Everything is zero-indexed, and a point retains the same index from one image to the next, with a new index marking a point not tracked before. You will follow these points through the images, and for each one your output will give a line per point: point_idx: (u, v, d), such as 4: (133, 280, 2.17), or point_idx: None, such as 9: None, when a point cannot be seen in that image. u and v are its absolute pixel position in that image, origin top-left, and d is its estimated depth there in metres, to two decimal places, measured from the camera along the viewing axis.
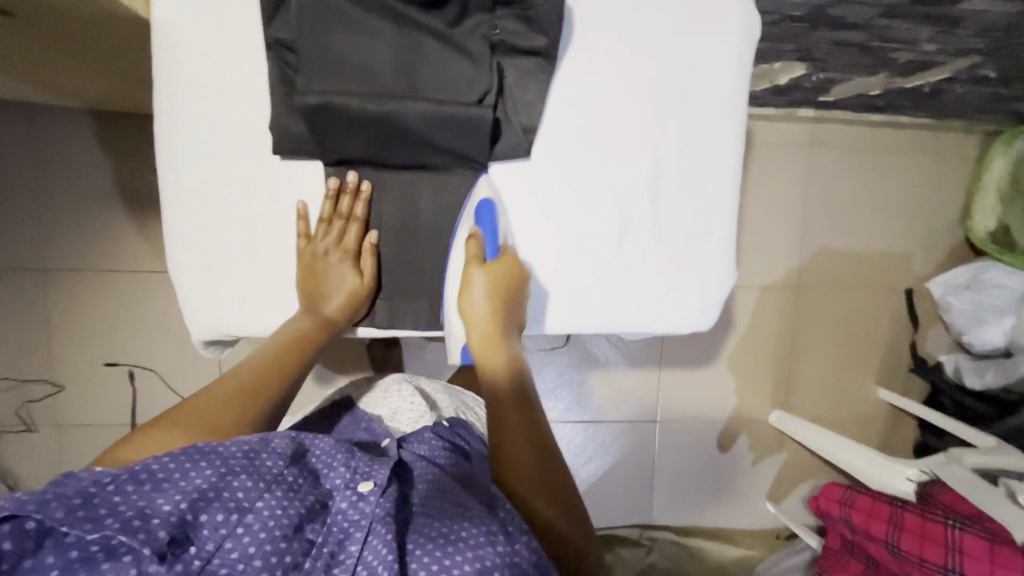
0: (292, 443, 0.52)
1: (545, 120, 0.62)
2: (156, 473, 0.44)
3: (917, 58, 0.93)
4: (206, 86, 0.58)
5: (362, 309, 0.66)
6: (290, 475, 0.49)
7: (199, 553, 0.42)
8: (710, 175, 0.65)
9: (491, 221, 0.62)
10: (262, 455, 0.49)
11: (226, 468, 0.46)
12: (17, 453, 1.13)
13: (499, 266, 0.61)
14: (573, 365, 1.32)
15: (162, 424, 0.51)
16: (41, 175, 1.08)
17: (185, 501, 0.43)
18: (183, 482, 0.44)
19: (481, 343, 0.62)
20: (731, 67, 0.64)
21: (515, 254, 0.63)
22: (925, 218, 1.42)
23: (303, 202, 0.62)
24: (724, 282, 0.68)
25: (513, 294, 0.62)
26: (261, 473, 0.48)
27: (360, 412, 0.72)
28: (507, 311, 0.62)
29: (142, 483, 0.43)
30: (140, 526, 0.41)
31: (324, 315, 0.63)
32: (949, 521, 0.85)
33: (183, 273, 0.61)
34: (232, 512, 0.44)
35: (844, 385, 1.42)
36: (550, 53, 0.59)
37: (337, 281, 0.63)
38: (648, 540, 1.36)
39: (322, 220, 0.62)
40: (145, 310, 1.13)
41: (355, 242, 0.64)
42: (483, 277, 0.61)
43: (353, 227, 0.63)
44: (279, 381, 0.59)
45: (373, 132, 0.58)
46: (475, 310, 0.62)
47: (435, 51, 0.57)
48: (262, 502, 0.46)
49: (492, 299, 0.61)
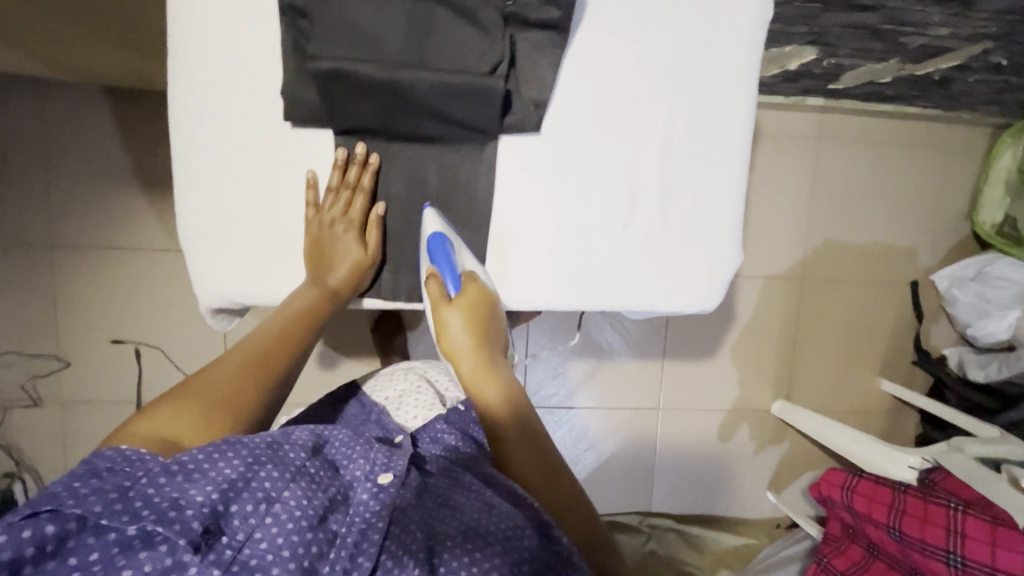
0: (311, 437, 0.53)
1: (556, 94, 0.62)
2: (187, 464, 0.44)
3: (930, 43, 0.92)
4: (219, 53, 0.58)
5: (366, 279, 0.67)
6: (311, 466, 0.50)
7: (230, 543, 0.43)
8: (720, 153, 0.65)
9: (445, 256, 0.61)
10: (285, 447, 0.49)
11: (253, 458, 0.47)
12: (25, 428, 1.14)
13: (465, 297, 0.61)
14: (576, 352, 1.32)
15: (170, 400, 0.51)
16: (49, 146, 1.08)
17: (216, 492, 0.44)
18: (213, 472, 0.45)
19: (472, 376, 0.60)
20: (742, 43, 0.64)
21: (479, 280, 0.63)
22: (932, 210, 1.41)
23: (313, 172, 0.62)
24: (732, 262, 0.68)
25: (487, 317, 0.62)
26: (286, 464, 0.48)
27: (366, 400, 0.73)
28: (487, 340, 0.62)
29: (174, 474, 0.44)
30: (175, 518, 0.42)
31: (328, 287, 0.64)
32: (951, 504, 0.86)
33: (194, 241, 0.61)
34: (260, 502, 0.45)
35: (847, 378, 1.42)
36: (561, 24, 0.59)
37: (342, 251, 0.63)
38: (648, 527, 1.37)
39: (330, 190, 0.62)
40: (152, 287, 1.14)
41: (361, 213, 0.64)
42: (456, 314, 0.61)
43: (360, 197, 0.63)
44: (283, 357, 0.59)
45: (383, 99, 0.57)
46: (458, 348, 0.62)
47: (447, 21, 0.57)
48: (289, 492, 0.46)
49: (471, 330, 0.61)
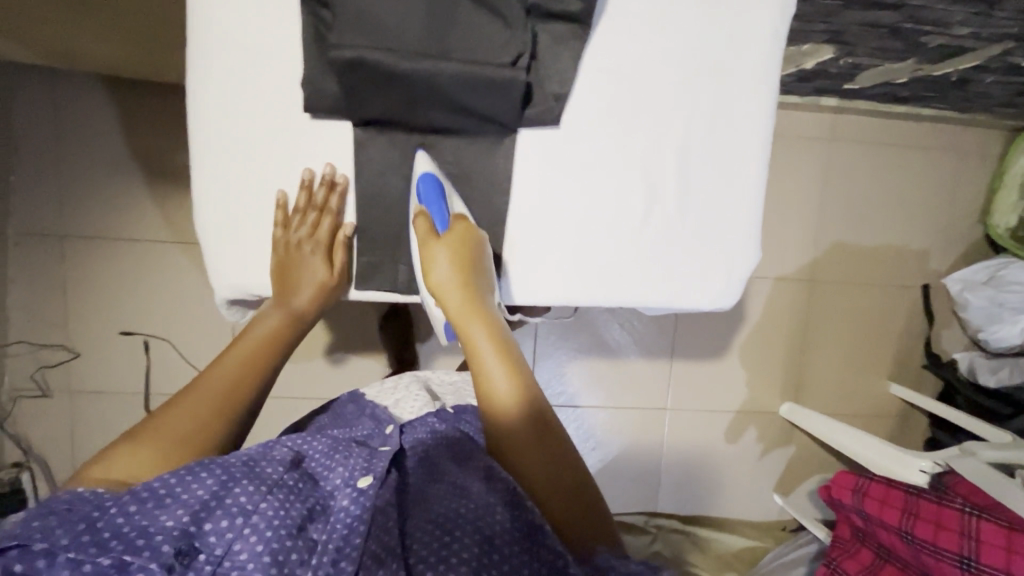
0: (290, 452, 0.56)
1: (576, 89, 0.61)
2: (158, 490, 0.46)
3: (949, 43, 0.91)
4: (238, 42, 0.58)
5: (331, 299, 0.68)
6: (289, 478, 0.52)
7: (208, 558, 0.45)
8: (739, 149, 0.65)
9: (437, 195, 0.61)
10: (261, 463, 0.52)
11: (227, 476, 0.49)
12: (33, 418, 1.14)
13: (454, 234, 0.60)
14: (583, 351, 1.32)
15: (130, 440, 0.52)
16: (63, 135, 1.09)
17: (187, 514, 0.45)
18: (185, 495, 0.47)
19: (458, 310, 0.59)
20: (764, 38, 0.63)
21: (468, 223, 0.61)
22: (946, 212, 1.40)
23: (283, 192, 0.61)
24: (750, 258, 0.68)
25: (477, 259, 0.60)
26: (262, 478, 0.50)
27: (364, 401, 0.73)
28: (476, 281, 0.60)
29: (145, 501, 0.45)
30: (143, 545, 0.43)
31: (295, 309, 0.65)
32: (967, 509, 0.85)
33: (208, 231, 0.61)
34: (236, 516, 0.46)
35: (856, 381, 1.41)
36: (584, 18, 0.59)
37: (309, 273, 0.65)
38: (654, 528, 1.36)
39: (298, 210, 0.62)
40: (163, 279, 1.14)
41: (328, 233, 0.65)
42: (443, 248, 0.59)
43: (327, 218, 0.64)
44: (253, 380, 0.60)
45: (405, 89, 0.57)
46: (444, 285, 0.59)
47: (469, 11, 0.56)
48: (265, 503, 0.48)
49: (458, 268, 0.59)
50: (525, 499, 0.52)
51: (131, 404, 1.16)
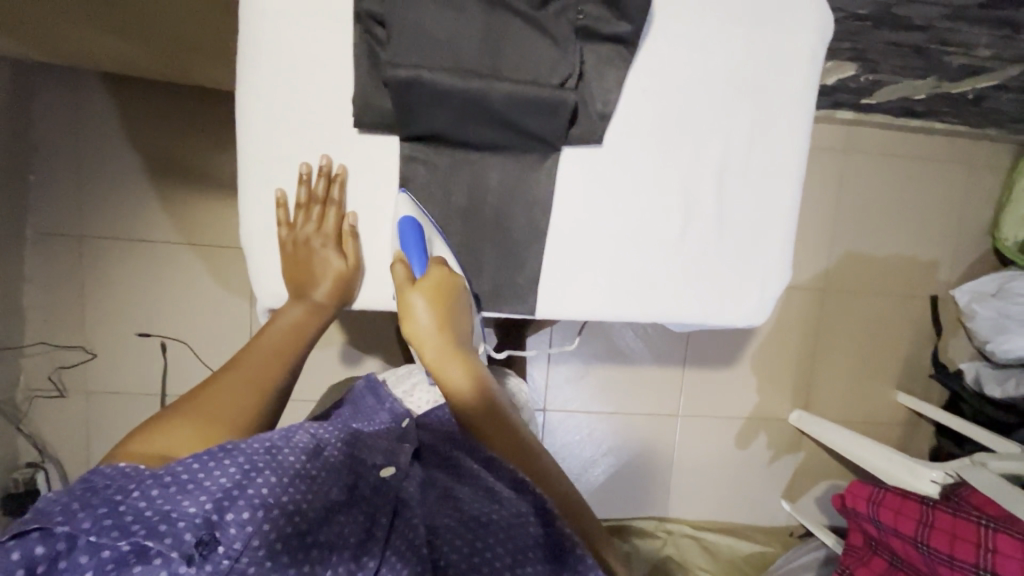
0: (311, 440, 0.56)
1: (621, 106, 0.62)
2: (180, 476, 0.45)
3: (971, 63, 0.92)
4: (290, 56, 0.58)
5: (351, 291, 0.65)
6: (311, 468, 0.53)
7: (227, 552, 0.45)
8: (776, 170, 0.66)
9: (415, 241, 0.60)
10: (284, 451, 0.52)
11: (250, 465, 0.48)
12: (49, 418, 1.14)
13: (431, 280, 0.60)
14: (597, 356, 1.33)
15: (152, 424, 0.51)
16: (86, 135, 1.08)
17: (210, 502, 0.45)
18: (208, 482, 0.46)
19: (437, 358, 0.61)
20: (805, 63, 0.64)
21: (443, 266, 0.61)
22: (955, 225, 1.42)
23: (281, 190, 0.61)
24: (781, 278, 0.69)
25: (454, 300, 0.61)
26: (284, 468, 0.50)
27: (382, 391, 0.73)
28: (451, 324, 0.61)
29: (167, 486, 0.44)
30: (165, 532, 0.43)
31: (314, 302, 0.63)
32: (982, 521, 0.86)
33: (256, 241, 0.63)
34: (258, 508, 0.47)
35: (864, 389, 1.43)
36: (631, 39, 0.60)
37: (323, 266, 0.63)
38: (664, 532, 1.38)
39: (301, 207, 0.61)
40: (183, 282, 1.14)
41: (336, 226, 0.63)
42: (420, 298, 0.59)
43: (332, 210, 0.62)
44: (277, 372, 0.59)
45: (456, 107, 0.58)
46: (421, 332, 0.61)
47: (520, 33, 0.58)
48: (288, 496, 0.49)
49: (436, 314, 0.60)
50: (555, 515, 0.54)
51: (148, 405, 1.16)
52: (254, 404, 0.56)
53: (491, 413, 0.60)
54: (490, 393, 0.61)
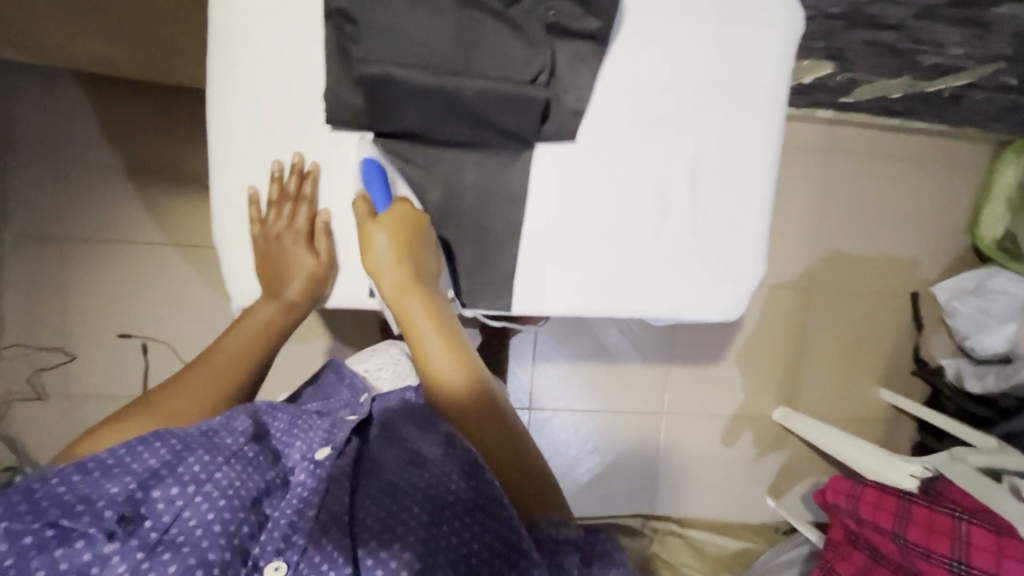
0: (253, 422, 0.54)
1: (593, 103, 0.63)
2: (106, 460, 0.46)
3: (944, 63, 0.94)
4: (262, 52, 0.58)
5: (324, 288, 0.65)
6: (249, 449, 0.51)
7: (154, 526, 0.44)
8: (747, 167, 0.67)
9: (378, 180, 0.60)
10: (221, 433, 0.51)
11: (182, 446, 0.48)
12: (25, 421, 1.12)
13: (392, 214, 0.60)
14: (583, 355, 1.33)
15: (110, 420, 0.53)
16: (67, 136, 1.08)
17: (134, 482, 0.45)
18: (135, 465, 0.46)
19: (393, 291, 0.59)
20: (774, 61, 0.65)
21: (409, 204, 0.61)
22: (936, 223, 1.44)
23: (253, 189, 0.61)
24: (756, 271, 0.70)
25: (417, 236, 0.60)
26: (221, 449, 0.49)
27: (342, 367, 0.71)
28: (412, 258, 0.60)
29: (90, 472, 0.45)
30: (84, 511, 0.43)
31: (285, 299, 0.63)
32: (956, 513, 0.89)
33: (229, 240, 0.62)
34: (187, 485, 0.46)
35: (847, 385, 1.45)
36: (602, 36, 0.60)
37: (292, 263, 0.62)
38: (651, 530, 1.39)
39: (272, 204, 0.61)
40: (164, 282, 1.13)
41: (307, 222, 0.62)
42: (379, 228, 0.59)
43: (303, 206, 0.62)
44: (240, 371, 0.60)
45: (429, 104, 0.58)
46: (381, 264, 0.60)
47: (493, 30, 0.58)
48: (221, 473, 0.47)
49: (395, 246, 0.59)
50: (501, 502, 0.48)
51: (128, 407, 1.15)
52: (218, 402, 0.57)
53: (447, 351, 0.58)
54: (449, 331, 0.59)
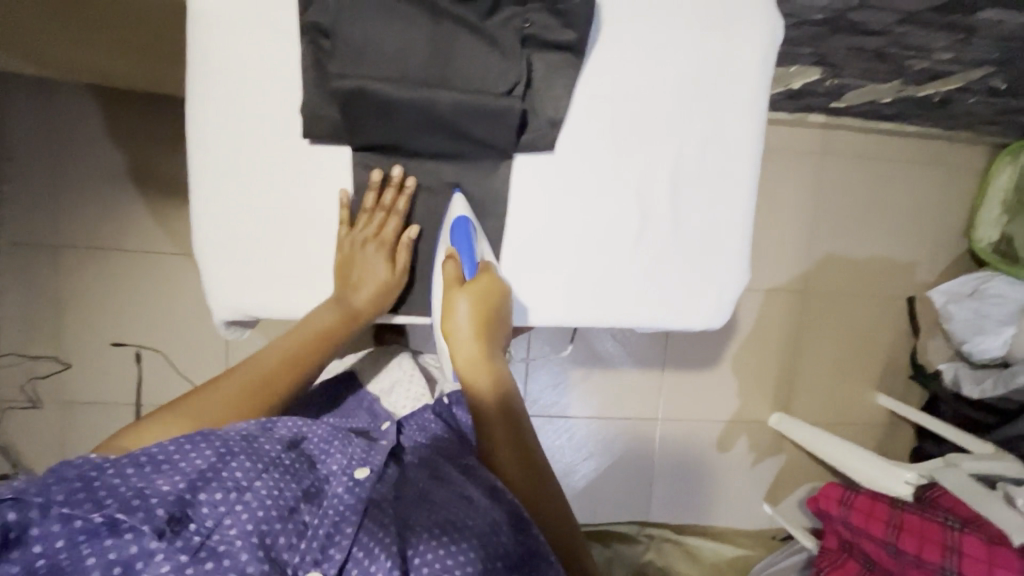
0: (291, 433, 0.57)
1: (571, 114, 0.63)
2: (156, 455, 0.48)
3: (932, 67, 0.94)
4: (238, 66, 0.58)
5: (389, 302, 0.66)
6: (286, 458, 0.53)
7: (198, 529, 0.45)
8: (731, 174, 0.67)
9: (467, 239, 0.61)
10: (259, 440, 0.53)
11: (225, 449, 0.50)
12: (22, 429, 1.13)
13: (478, 285, 0.60)
14: (577, 361, 1.33)
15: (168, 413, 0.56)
16: (58, 147, 1.08)
17: (183, 482, 0.46)
18: (183, 464, 0.48)
19: (468, 364, 0.59)
20: (754, 69, 0.65)
21: (494, 273, 0.62)
22: (932, 226, 1.43)
23: (345, 192, 0.62)
24: (739, 278, 0.69)
25: (498, 309, 0.61)
26: (260, 455, 0.51)
27: (362, 393, 0.74)
28: (491, 332, 0.60)
29: (142, 466, 0.47)
30: (138, 505, 0.43)
31: (350, 309, 0.64)
32: (949, 523, 0.89)
33: (207, 249, 0.62)
34: (230, 491, 0.47)
35: (845, 390, 1.44)
36: (578, 47, 0.60)
37: (368, 274, 0.64)
38: (646, 537, 1.37)
39: (365, 211, 0.63)
40: (157, 289, 1.14)
41: (393, 235, 0.65)
42: (465, 300, 0.59)
43: (393, 219, 0.64)
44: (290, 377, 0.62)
45: (405, 117, 0.59)
46: (460, 334, 0.59)
47: (467, 42, 0.58)
48: (260, 482, 0.49)
49: (477, 320, 0.59)
50: (530, 525, 0.52)
51: (122, 415, 1.15)
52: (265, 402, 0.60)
53: (514, 430, 0.59)
54: (519, 412, 0.59)
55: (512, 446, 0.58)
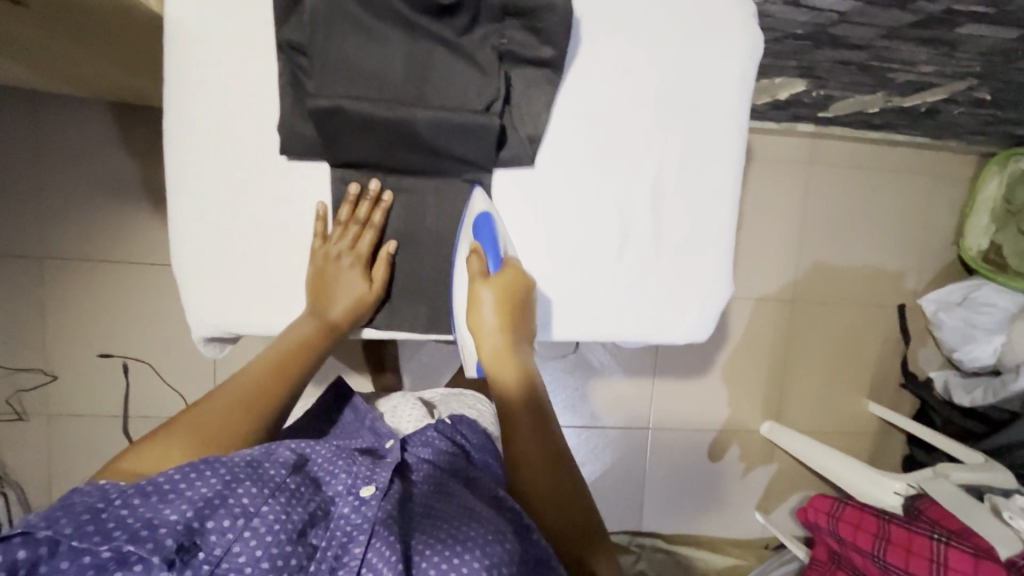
0: (294, 454, 0.53)
1: (551, 130, 0.63)
2: (162, 485, 0.45)
3: (916, 79, 0.94)
4: (217, 84, 0.58)
5: (368, 312, 0.66)
6: (292, 482, 0.50)
7: (207, 558, 0.43)
8: (713, 187, 0.67)
9: (490, 235, 0.62)
10: (265, 464, 0.50)
11: (231, 476, 0.47)
12: (6, 442, 1.12)
13: (502, 278, 0.62)
14: (568, 370, 1.32)
15: (156, 438, 0.51)
16: (44, 157, 1.08)
17: (191, 510, 0.44)
18: (189, 492, 0.45)
19: (493, 352, 0.62)
20: (734, 85, 0.65)
21: (517, 265, 0.63)
22: (921, 234, 1.43)
23: (323, 204, 0.62)
24: (721, 290, 0.69)
25: (520, 303, 0.62)
26: (266, 480, 0.49)
27: (360, 405, 0.70)
28: (516, 324, 0.62)
29: (149, 495, 0.45)
30: (147, 536, 0.42)
31: (329, 320, 0.63)
32: (935, 535, 0.88)
33: (186, 265, 0.61)
34: (238, 518, 0.45)
35: (837, 399, 1.43)
36: (556, 64, 0.60)
37: (346, 286, 0.64)
38: (637, 547, 1.37)
39: (340, 223, 0.63)
40: (144, 300, 1.13)
41: (369, 248, 0.65)
42: (489, 292, 0.61)
43: (368, 232, 0.64)
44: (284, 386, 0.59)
45: (382, 134, 0.59)
46: (484, 325, 0.62)
47: (445, 61, 0.58)
48: (267, 507, 0.47)
49: (502, 312, 0.61)
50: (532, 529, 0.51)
51: (108, 427, 1.14)
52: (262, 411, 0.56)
53: (536, 415, 0.60)
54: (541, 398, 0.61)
55: (532, 432, 0.58)
